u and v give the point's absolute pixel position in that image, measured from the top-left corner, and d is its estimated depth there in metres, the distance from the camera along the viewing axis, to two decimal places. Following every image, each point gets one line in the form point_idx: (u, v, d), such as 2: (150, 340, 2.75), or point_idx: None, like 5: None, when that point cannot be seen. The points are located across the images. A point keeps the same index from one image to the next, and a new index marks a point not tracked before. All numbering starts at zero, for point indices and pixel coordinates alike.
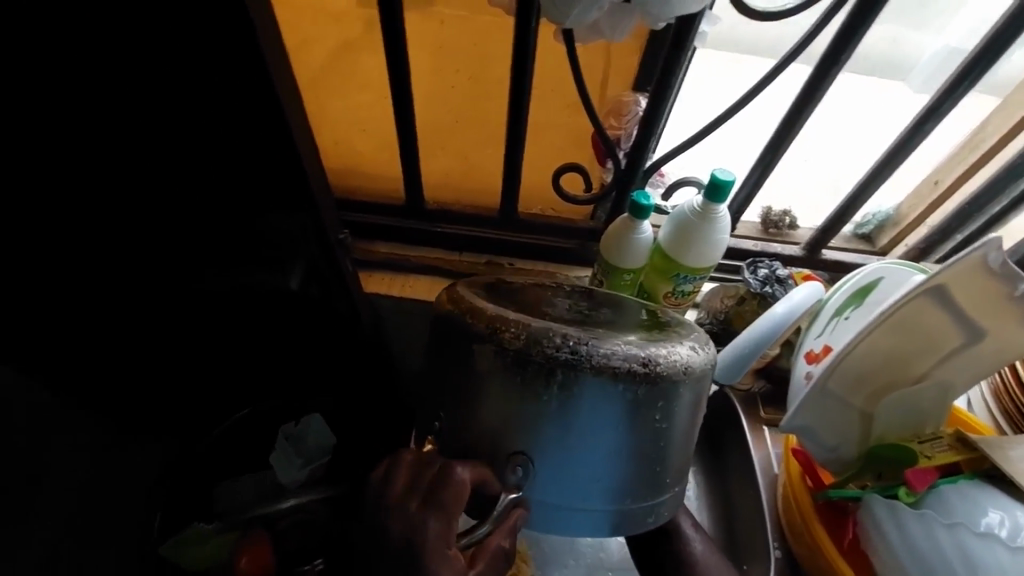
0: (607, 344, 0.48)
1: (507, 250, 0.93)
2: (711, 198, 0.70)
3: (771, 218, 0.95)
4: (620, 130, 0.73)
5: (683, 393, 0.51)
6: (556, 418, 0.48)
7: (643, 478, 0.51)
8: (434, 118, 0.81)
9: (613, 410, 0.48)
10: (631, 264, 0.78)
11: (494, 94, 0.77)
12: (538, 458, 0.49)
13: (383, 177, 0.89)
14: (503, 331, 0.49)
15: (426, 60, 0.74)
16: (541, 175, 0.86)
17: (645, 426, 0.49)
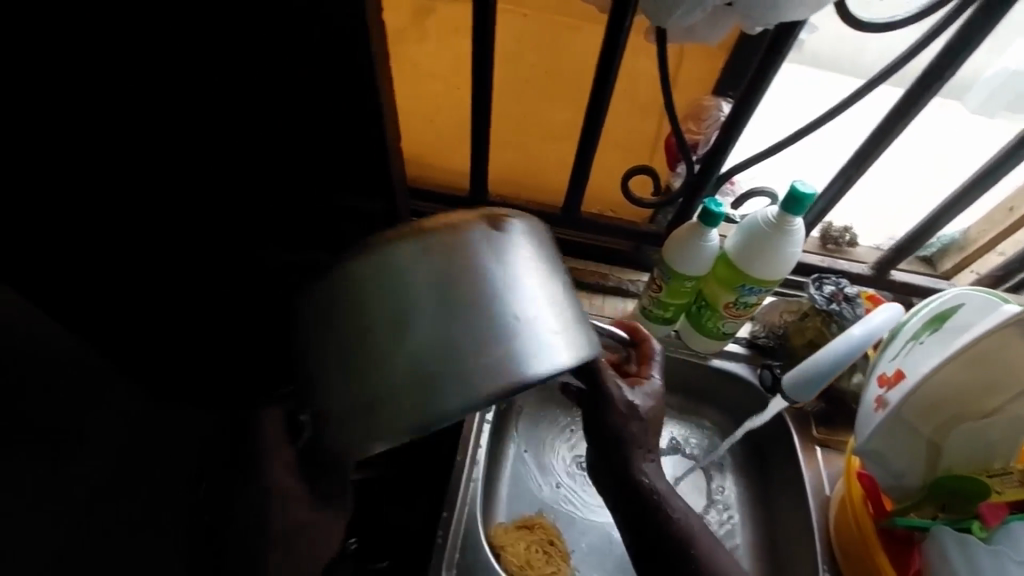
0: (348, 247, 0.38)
1: (564, 250, 0.96)
2: (789, 209, 0.68)
3: (831, 233, 0.91)
4: (699, 135, 0.72)
5: (467, 245, 0.38)
6: (388, 290, 0.36)
7: (437, 334, 0.35)
8: (508, 111, 0.81)
9: (429, 276, 0.36)
10: (695, 271, 0.77)
11: (574, 91, 0.78)
12: (362, 349, 0.37)
13: (452, 166, 0.91)
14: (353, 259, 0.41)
15: (510, 52, 0.75)
16: (610, 176, 0.87)
17: (422, 269, 0.36)
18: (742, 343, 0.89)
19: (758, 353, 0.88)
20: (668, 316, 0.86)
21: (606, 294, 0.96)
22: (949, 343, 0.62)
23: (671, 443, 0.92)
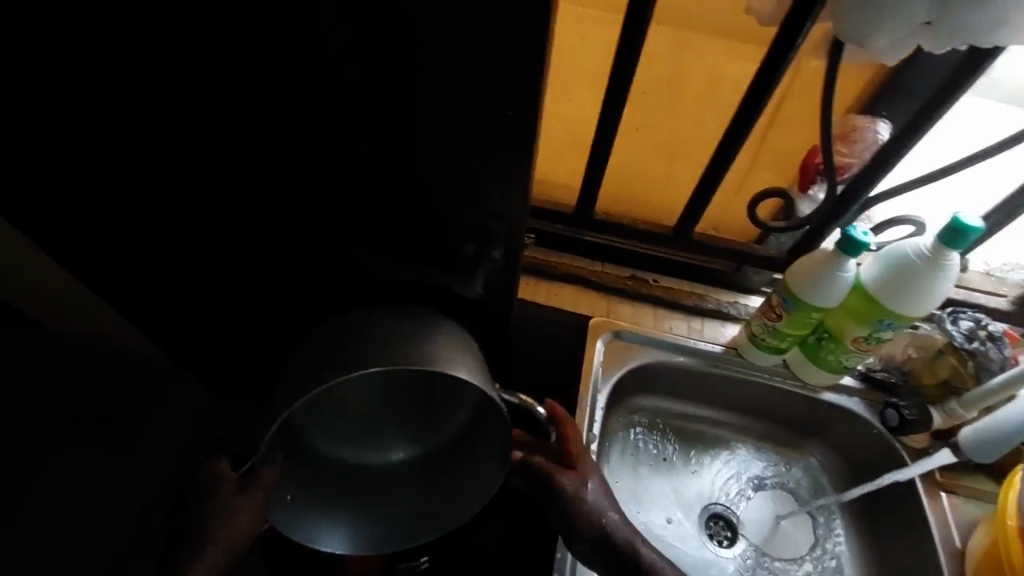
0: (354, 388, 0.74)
1: (656, 266, 0.93)
2: (946, 242, 0.63)
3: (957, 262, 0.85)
4: (850, 158, 0.65)
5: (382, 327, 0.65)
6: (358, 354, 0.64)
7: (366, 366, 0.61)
8: (635, 126, 0.77)
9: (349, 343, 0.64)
10: (824, 301, 0.72)
11: (709, 105, 0.72)
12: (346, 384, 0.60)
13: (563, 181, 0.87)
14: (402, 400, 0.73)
15: (651, 64, 0.70)
16: (738, 199, 0.81)
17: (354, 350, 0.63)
18: (856, 376, 0.83)
19: (872, 386, 0.83)
20: (781, 347, 0.81)
21: (706, 317, 0.91)
22: None
23: (769, 478, 0.91)
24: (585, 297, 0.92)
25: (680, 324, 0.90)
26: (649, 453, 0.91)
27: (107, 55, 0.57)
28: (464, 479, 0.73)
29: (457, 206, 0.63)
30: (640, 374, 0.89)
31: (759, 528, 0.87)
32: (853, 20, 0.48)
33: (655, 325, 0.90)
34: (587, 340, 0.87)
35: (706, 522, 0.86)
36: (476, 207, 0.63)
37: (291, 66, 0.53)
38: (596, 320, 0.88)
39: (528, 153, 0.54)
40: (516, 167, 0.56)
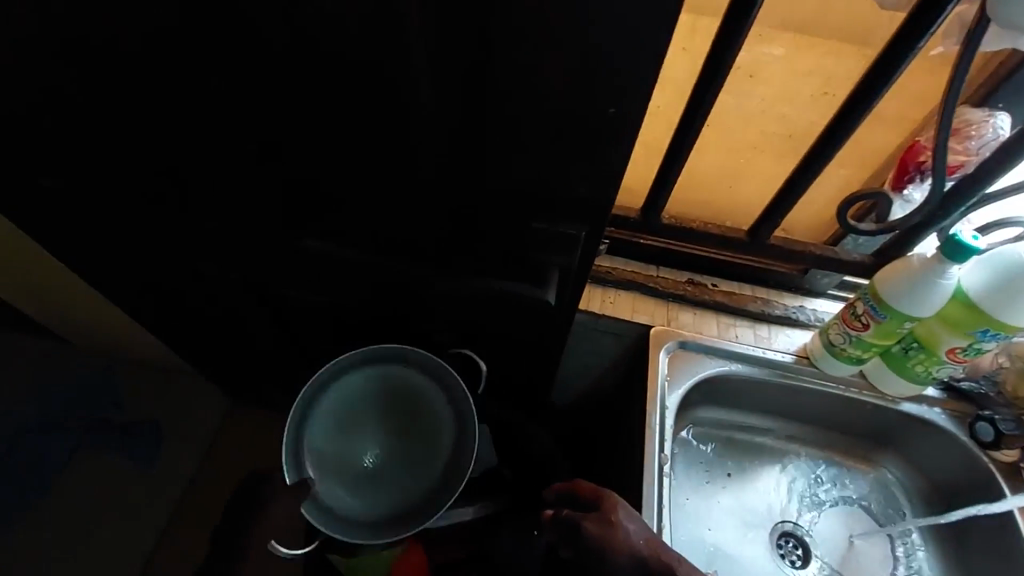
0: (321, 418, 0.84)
1: (716, 270, 0.88)
2: None
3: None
4: (965, 156, 0.59)
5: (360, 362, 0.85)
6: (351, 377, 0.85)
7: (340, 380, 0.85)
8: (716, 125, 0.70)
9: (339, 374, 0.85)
10: (920, 312, 0.66)
11: (803, 101, 0.66)
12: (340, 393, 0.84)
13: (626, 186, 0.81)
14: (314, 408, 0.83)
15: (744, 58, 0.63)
16: (819, 198, 0.75)
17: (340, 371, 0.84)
18: (938, 386, 0.78)
19: (954, 396, 0.78)
20: (862, 357, 0.76)
21: (772, 323, 0.86)
22: None
23: (837, 494, 0.86)
24: (642, 304, 0.87)
25: (746, 331, 0.85)
26: (710, 469, 0.86)
27: (148, 54, 0.51)
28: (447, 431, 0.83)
29: (532, 216, 0.58)
30: (704, 386, 0.84)
31: (833, 547, 0.82)
32: (1020, 8, 0.42)
33: (719, 334, 0.85)
34: (649, 351, 0.81)
35: (777, 542, 0.81)
36: (554, 217, 0.57)
37: (360, 65, 0.48)
38: (658, 328, 0.83)
39: (624, 157, 0.48)
40: (608, 174, 0.51)
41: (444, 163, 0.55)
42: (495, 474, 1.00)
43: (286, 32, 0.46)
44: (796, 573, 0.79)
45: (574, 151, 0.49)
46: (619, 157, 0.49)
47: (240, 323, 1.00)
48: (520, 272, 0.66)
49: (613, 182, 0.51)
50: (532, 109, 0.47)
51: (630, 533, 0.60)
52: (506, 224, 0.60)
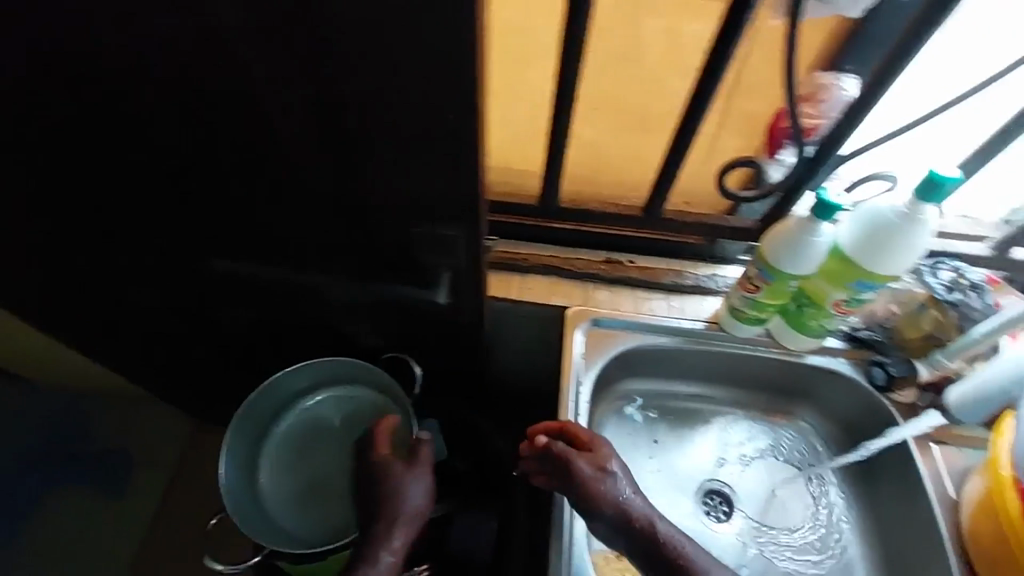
0: (283, 436, 0.97)
1: (631, 247, 0.91)
2: (922, 197, 0.61)
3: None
4: (817, 119, 0.63)
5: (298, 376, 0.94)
6: (291, 390, 0.94)
7: (288, 396, 0.95)
8: (599, 106, 0.74)
9: (290, 389, 0.95)
10: (803, 269, 0.70)
11: (672, 77, 0.71)
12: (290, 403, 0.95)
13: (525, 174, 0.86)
14: (271, 432, 0.97)
15: (609, 33, 0.68)
16: (704, 170, 0.79)
17: (288, 387, 0.94)
18: (841, 337, 0.82)
19: (858, 346, 0.81)
20: (762, 317, 0.80)
21: (684, 293, 0.89)
22: None
23: (761, 448, 0.90)
24: (559, 287, 0.89)
25: (659, 304, 0.88)
26: (639, 435, 0.89)
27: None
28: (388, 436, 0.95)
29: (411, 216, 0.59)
30: (623, 361, 0.86)
31: (756, 501, 0.85)
32: None
33: (634, 308, 0.88)
34: (565, 332, 0.84)
35: (702, 499, 0.85)
36: (433, 216, 0.59)
37: (210, 89, 0.49)
38: (574, 309, 0.86)
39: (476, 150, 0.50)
40: (466, 169, 0.52)
41: (315, 174, 0.56)
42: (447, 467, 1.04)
43: (126, 61, 0.47)
44: (722, 529, 0.83)
45: (426, 150, 0.51)
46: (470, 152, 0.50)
47: (171, 347, 1.00)
48: (414, 271, 0.68)
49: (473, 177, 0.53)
50: (376, 114, 0.48)
51: (619, 489, 0.65)
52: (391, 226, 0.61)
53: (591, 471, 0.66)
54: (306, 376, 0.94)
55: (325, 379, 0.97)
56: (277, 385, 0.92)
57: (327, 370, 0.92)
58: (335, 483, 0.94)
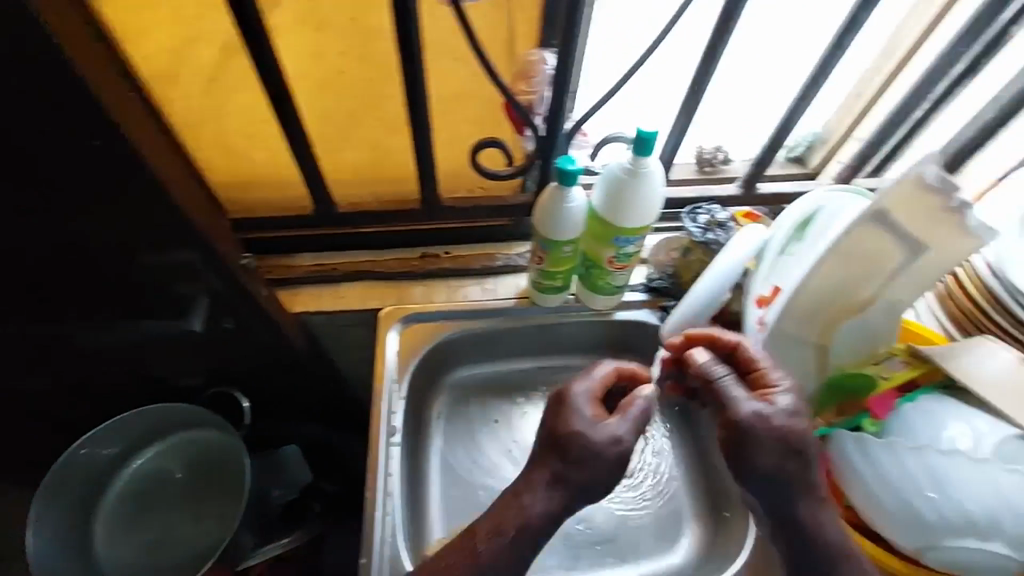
0: (111, 499, 0.93)
1: (441, 240, 0.92)
2: (640, 153, 0.66)
3: (705, 155, 0.88)
4: (532, 94, 0.67)
5: (104, 438, 0.88)
6: (108, 451, 0.90)
7: (101, 460, 0.90)
8: (314, 102, 0.71)
9: (100, 452, 0.89)
10: (569, 235, 0.74)
11: (372, 64, 0.68)
12: (114, 463, 0.93)
13: (283, 185, 0.82)
14: (99, 497, 0.93)
15: (283, 28, 0.63)
16: (458, 155, 0.78)
17: (96, 451, 0.88)
18: (644, 288, 0.88)
19: (657, 295, 0.88)
20: (559, 285, 0.84)
21: (499, 274, 0.92)
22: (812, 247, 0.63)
23: None
24: (373, 291, 0.90)
25: (473, 289, 0.91)
26: (479, 417, 0.91)
27: None
28: (224, 471, 0.95)
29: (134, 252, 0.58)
30: (443, 351, 0.87)
31: None
32: None
33: (449, 298, 0.90)
34: (378, 336, 0.84)
35: None
36: (154, 246, 0.58)
37: None
38: (387, 309, 0.86)
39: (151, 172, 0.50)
40: (156, 191, 0.53)
41: None
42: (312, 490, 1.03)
43: None
44: None
45: (102, 183, 0.51)
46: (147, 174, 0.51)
47: None
48: (167, 305, 0.66)
49: (168, 197, 0.54)
50: (20, 153, 0.47)
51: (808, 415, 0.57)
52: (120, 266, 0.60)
53: (753, 410, 0.56)
54: (117, 437, 0.89)
55: (144, 433, 0.92)
56: (84, 457, 0.87)
57: (134, 424, 0.87)
58: (174, 533, 0.92)
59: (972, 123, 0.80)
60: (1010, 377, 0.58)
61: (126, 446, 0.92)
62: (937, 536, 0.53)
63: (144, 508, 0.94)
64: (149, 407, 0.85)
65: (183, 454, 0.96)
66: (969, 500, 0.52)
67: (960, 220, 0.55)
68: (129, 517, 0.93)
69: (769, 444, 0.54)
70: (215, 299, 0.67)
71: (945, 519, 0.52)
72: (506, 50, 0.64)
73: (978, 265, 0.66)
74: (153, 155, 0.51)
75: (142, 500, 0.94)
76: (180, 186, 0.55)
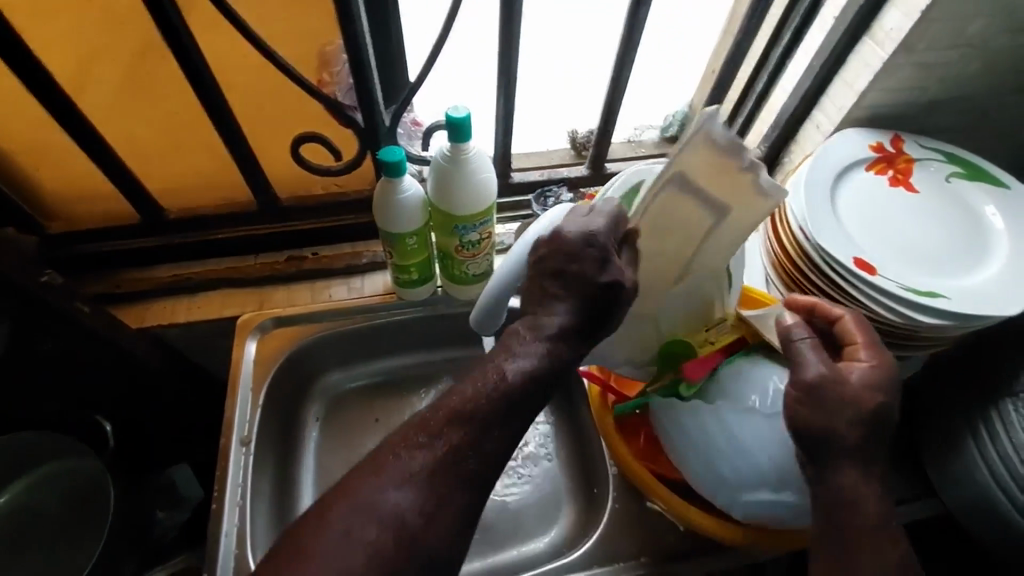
0: None
1: (305, 242, 0.89)
2: (456, 139, 0.65)
3: (580, 140, 0.89)
4: (336, 84, 0.66)
5: None
6: None
7: None
8: (114, 103, 0.69)
9: None
10: (409, 227, 0.73)
11: (162, 60, 0.65)
12: None
13: (104, 197, 0.79)
14: None
15: (46, 28, 0.60)
16: (285, 155, 0.77)
17: None
18: None
19: None
20: (418, 277, 0.82)
21: (365, 272, 0.90)
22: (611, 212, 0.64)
23: None
24: (232, 298, 0.87)
25: (339, 288, 0.89)
26: (360, 417, 0.90)
27: None
28: (97, 497, 0.90)
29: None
30: (309, 352, 0.85)
31: None
32: None
33: (312, 299, 0.88)
34: (235, 346, 0.81)
35: None
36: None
37: None
38: (245, 317, 0.83)
39: None
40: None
41: None
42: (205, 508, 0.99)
43: None
44: None
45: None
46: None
47: None
48: None
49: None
50: None
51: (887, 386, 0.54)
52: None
53: (814, 374, 0.53)
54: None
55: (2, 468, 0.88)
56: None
57: None
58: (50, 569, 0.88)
59: (794, 94, 0.79)
60: (814, 335, 0.61)
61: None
62: (750, 488, 0.58)
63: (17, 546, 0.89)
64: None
65: (54, 486, 0.91)
66: (756, 451, 0.58)
67: (750, 176, 0.54)
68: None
69: (834, 408, 0.52)
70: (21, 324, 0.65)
71: (758, 471, 0.58)
72: (296, 43, 0.63)
73: (794, 228, 0.68)
74: None
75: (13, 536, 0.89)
76: None
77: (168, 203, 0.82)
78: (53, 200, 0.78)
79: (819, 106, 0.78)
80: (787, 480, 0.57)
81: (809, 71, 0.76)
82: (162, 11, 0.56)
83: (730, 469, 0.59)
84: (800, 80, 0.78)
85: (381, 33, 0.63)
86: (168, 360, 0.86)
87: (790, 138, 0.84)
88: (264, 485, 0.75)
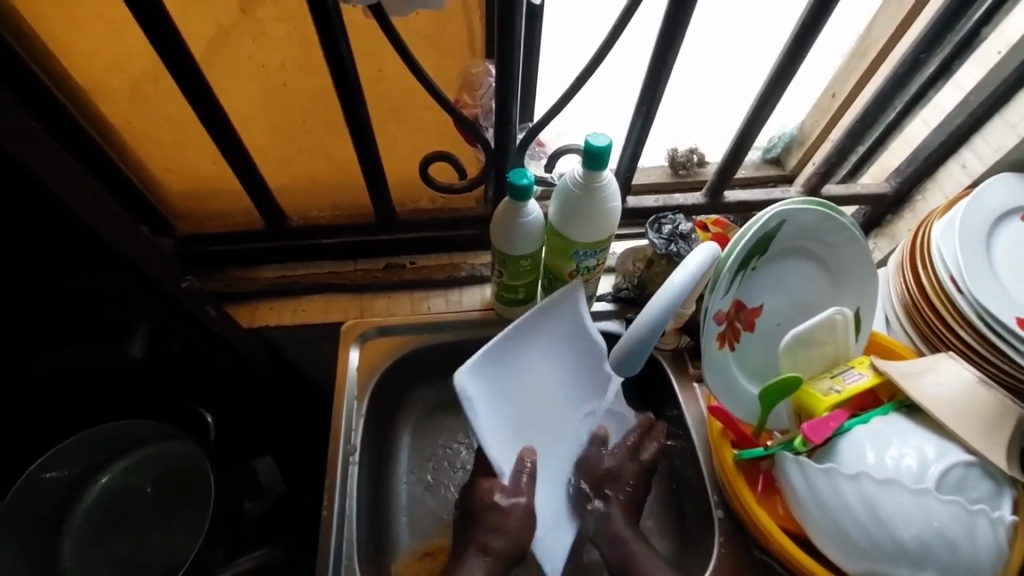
0: (77, 518, 0.90)
1: (405, 250, 0.89)
2: (590, 166, 0.63)
3: (678, 159, 0.86)
4: (478, 107, 0.67)
5: (68, 459, 0.84)
6: (70, 471, 0.86)
7: (65, 479, 0.87)
8: (252, 107, 0.70)
9: (65, 472, 0.86)
10: (526, 249, 0.72)
11: (309, 73, 0.67)
12: (76, 481, 0.89)
13: (228, 198, 0.82)
14: (70, 518, 0.90)
15: (204, 36, 0.62)
16: (409, 166, 0.79)
17: (63, 470, 0.85)
18: (609, 299, 0.86)
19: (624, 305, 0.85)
20: (522, 298, 0.81)
21: (463, 285, 0.90)
22: (750, 257, 0.62)
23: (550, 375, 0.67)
24: (336, 302, 0.89)
25: (438, 300, 0.89)
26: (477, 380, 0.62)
27: None
28: (192, 487, 0.91)
29: (72, 269, 0.60)
30: (410, 363, 0.85)
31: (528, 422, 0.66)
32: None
33: (412, 310, 0.88)
34: (340, 352, 0.82)
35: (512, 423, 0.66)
36: (91, 269, 0.61)
37: None
38: (348, 323, 0.84)
39: (68, 204, 0.53)
40: (72, 217, 0.54)
41: None
42: (290, 501, 1.01)
43: None
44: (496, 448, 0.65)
45: (16, 200, 0.51)
46: (61, 202, 0.53)
47: None
48: (114, 325, 0.69)
49: (86, 222, 0.55)
50: None
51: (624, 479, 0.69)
52: (58, 284, 0.62)
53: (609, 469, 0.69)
54: (81, 456, 0.86)
55: (107, 450, 0.89)
56: (45, 480, 0.84)
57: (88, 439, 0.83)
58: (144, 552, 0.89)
59: (940, 131, 0.74)
60: (964, 398, 0.57)
61: (87, 465, 0.88)
62: (889, 561, 0.54)
63: (110, 529, 0.90)
64: (109, 421, 0.83)
65: (151, 468, 0.92)
66: (899, 524, 0.52)
67: None
68: (97, 537, 0.90)
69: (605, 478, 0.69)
70: (161, 318, 0.69)
71: (902, 546, 0.53)
72: (444, 67, 0.65)
73: (943, 278, 0.65)
74: (66, 185, 0.53)
75: (108, 517, 0.91)
76: (104, 214, 0.57)
77: (294, 210, 0.85)
78: (174, 198, 0.80)
79: (969, 144, 0.74)
80: (933, 559, 0.52)
81: (960, 110, 0.72)
82: (333, 32, 0.56)
83: (866, 539, 0.54)
84: (947, 116, 0.73)
85: (530, 57, 0.63)
86: (271, 359, 0.88)
87: (928, 176, 0.79)
88: (366, 481, 0.76)
